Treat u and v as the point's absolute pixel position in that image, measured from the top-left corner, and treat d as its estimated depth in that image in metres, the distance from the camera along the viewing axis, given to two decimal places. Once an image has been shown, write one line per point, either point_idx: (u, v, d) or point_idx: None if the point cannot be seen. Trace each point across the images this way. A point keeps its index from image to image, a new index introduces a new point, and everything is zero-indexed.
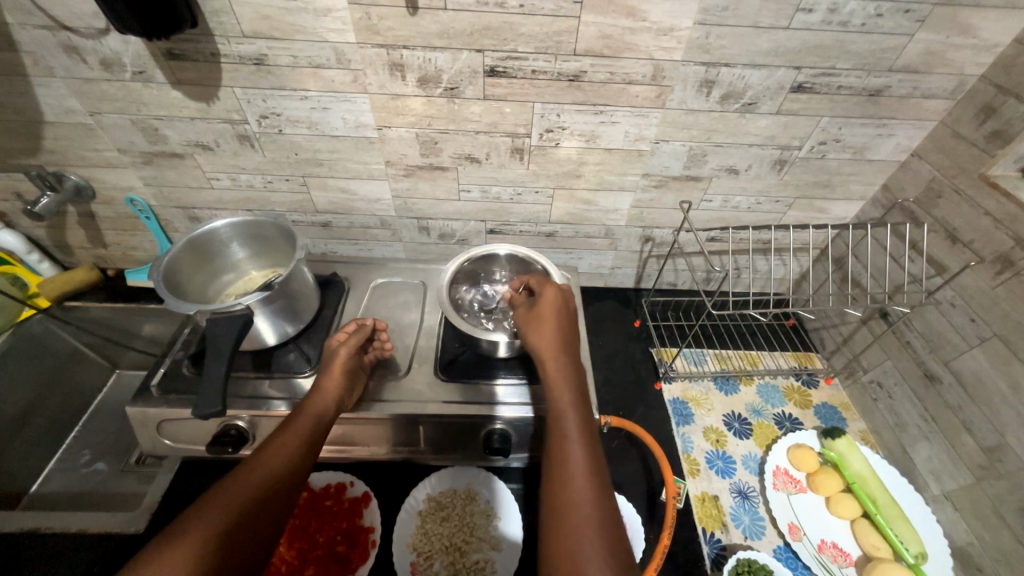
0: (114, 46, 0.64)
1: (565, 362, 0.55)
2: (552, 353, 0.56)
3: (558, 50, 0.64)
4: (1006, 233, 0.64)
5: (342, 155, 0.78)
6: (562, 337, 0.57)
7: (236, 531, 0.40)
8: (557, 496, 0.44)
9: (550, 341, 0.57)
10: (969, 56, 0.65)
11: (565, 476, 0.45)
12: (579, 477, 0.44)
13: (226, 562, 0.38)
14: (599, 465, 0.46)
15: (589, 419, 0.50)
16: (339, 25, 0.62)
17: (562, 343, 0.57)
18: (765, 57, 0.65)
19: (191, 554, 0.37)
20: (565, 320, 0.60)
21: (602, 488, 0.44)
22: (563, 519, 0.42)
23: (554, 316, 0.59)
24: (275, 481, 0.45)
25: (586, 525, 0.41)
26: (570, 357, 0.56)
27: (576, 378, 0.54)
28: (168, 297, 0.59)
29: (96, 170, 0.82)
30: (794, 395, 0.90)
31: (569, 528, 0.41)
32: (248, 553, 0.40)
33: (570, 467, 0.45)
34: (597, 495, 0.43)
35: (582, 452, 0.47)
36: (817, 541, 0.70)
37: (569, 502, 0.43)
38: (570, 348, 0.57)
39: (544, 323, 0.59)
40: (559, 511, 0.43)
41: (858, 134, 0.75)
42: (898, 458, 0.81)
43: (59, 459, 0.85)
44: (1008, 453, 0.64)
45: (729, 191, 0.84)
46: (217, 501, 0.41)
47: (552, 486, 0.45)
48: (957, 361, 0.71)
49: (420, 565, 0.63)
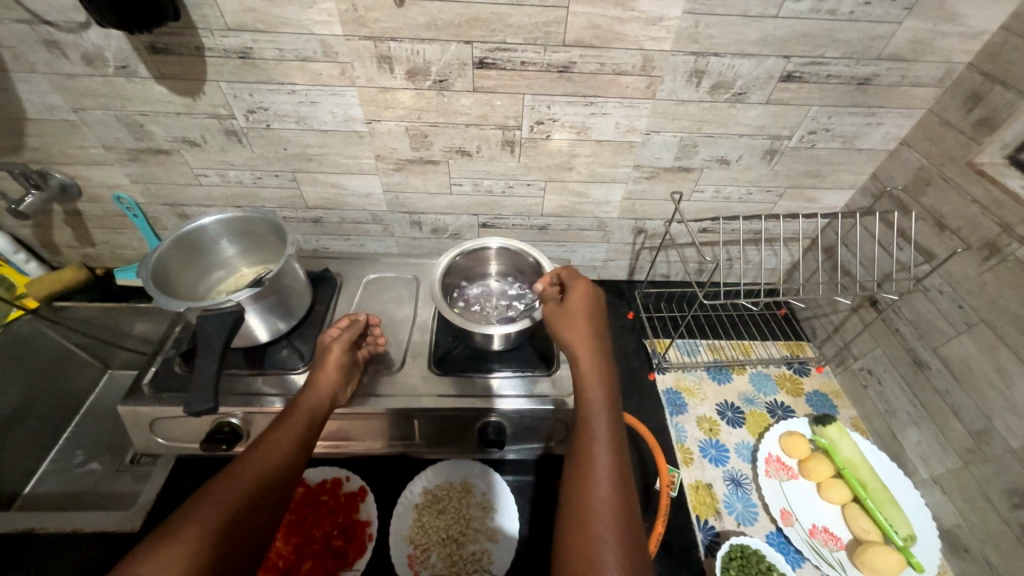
0: (94, 40, 0.63)
1: (597, 362, 0.54)
2: (585, 352, 0.54)
3: (547, 41, 0.64)
4: (993, 220, 0.65)
5: (332, 150, 0.78)
6: (595, 335, 0.56)
7: (238, 534, 0.40)
8: (579, 496, 0.43)
9: (582, 338, 0.56)
10: (956, 44, 0.65)
11: (589, 475, 0.44)
12: (604, 481, 0.44)
13: (224, 561, 0.38)
14: (624, 469, 0.46)
15: (615, 418, 0.49)
16: (325, 17, 0.61)
17: (596, 342, 0.56)
18: (755, 47, 0.65)
19: (187, 551, 0.36)
20: (596, 316, 0.59)
21: (624, 491, 0.44)
22: (582, 521, 0.42)
23: (585, 315, 0.58)
24: (278, 482, 0.45)
25: (609, 534, 0.41)
26: (602, 356, 0.55)
27: (607, 377, 0.53)
28: (157, 295, 0.58)
29: (81, 167, 0.81)
30: (786, 383, 0.91)
31: (590, 533, 0.41)
32: (244, 552, 0.40)
33: (594, 470, 0.45)
34: (616, 499, 0.43)
35: (609, 455, 0.46)
36: (809, 526, 0.71)
37: (592, 504, 0.42)
38: (603, 348, 0.56)
39: (577, 317, 0.58)
40: (579, 514, 0.42)
41: (848, 122, 0.75)
42: (887, 443, 0.82)
43: (52, 461, 0.84)
44: (995, 437, 0.65)
45: (720, 182, 0.84)
46: (220, 496, 0.41)
47: (574, 488, 0.44)
48: (945, 348, 0.72)
49: (416, 558, 0.63)
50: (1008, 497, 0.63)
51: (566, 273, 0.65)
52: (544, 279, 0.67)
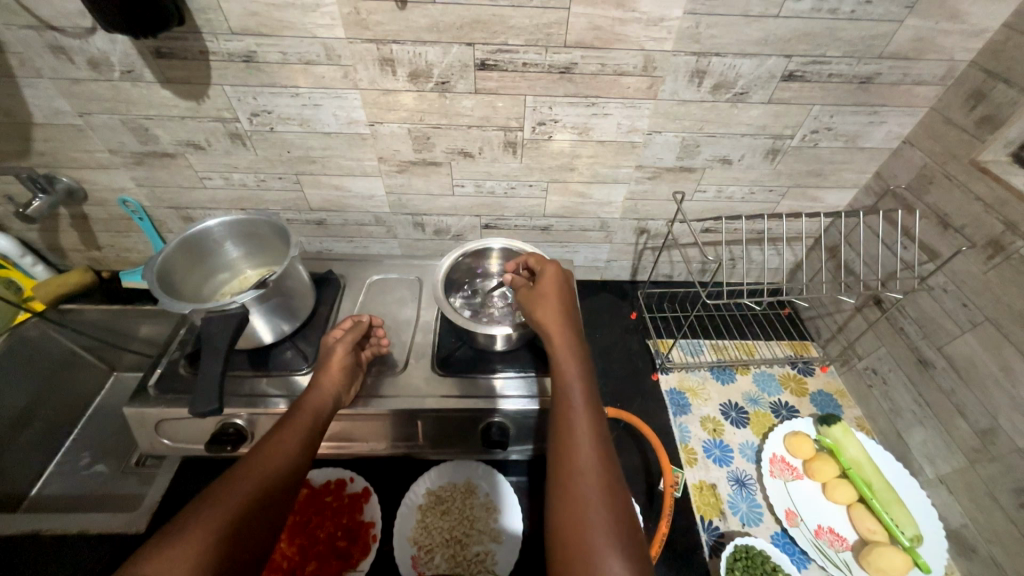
0: (100, 45, 0.64)
1: (570, 340, 0.55)
2: (557, 330, 0.55)
3: (548, 42, 0.64)
4: (997, 218, 0.65)
5: (335, 153, 0.78)
6: (567, 320, 0.57)
7: (241, 522, 0.41)
8: (563, 467, 0.44)
9: (555, 322, 0.56)
10: (959, 42, 0.65)
11: (571, 446, 0.45)
12: (590, 459, 0.44)
13: (229, 549, 0.39)
14: (605, 438, 0.46)
15: (594, 395, 0.50)
16: (328, 20, 0.61)
17: (567, 321, 0.57)
18: (756, 46, 0.65)
19: (194, 547, 0.37)
20: (566, 296, 0.60)
21: (609, 460, 0.44)
22: (568, 497, 0.42)
23: (556, 295, 0.59)
24: (273, 476, 0.45)
25: (595, 497, 0.41)
26: (576, 339, 0.55)
27: (583, 361, 0.53)
28: (161, 297, 0.58)
29: (88, 171, 0.82)
30: (790, 383, 0.91)
31: (577, 501, 0.41)
32: (252, 537, 0.41)
33: (577, 443, 0.45)
34: (600, 465, 0.43)
35: (588, 424, 0.47)
36: (815, 527, 0.71)
37: (576, 472, 0.43)
38: (575, 332, 0.56)
39: (547, 298, 0.59)
40: (564, 484, 0.43)
41: (850, 121, 0.75)
42: (892, 442, 0.82)
43: (59, 462, 0.85)
44: (1001, 436, 0.65)
45: (722, 182, 0.84)
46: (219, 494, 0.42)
47: (559, 461, 0.45)
48: (950, 346, 0.71)
49: (420, 559, 0.63)
50: (1015, 496, 0.63)
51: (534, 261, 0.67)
52: (511, 268, 0.71)
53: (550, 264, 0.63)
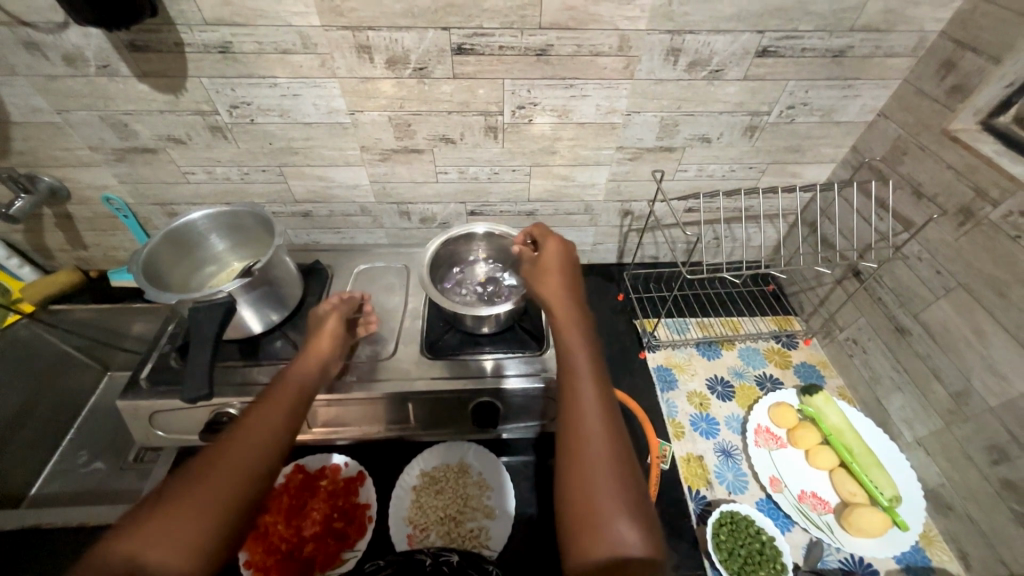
0: (75, 40, 0.64)
1: (573, 310, 0.55)
2: (559, 301, 0.56)
3: (523, 24, 0.64)
4: (967, 185, 0.66)
5: (317, 143, 0.78)
6: (570, 292, 0.58)
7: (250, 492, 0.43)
8: (570, 430, 0.45)
9: (558, 294, 0.57)
10: (928, 12, 0.66)
11: (578, 410, 0.46)
12: (597, 423, 0.45)
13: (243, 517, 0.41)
14: (609, 401, 0.47)
15: (598, 361, 0.51)
16: (301, 9, 0.62)
17: (569, 292, 0.58)
18: (729, 22, 0.66)
19: (210, 516, 0.40)
20: (566, 267, 0.61)
21: (614, 423, 0.46)
22: (578, 458, 0.43)
23: (557, 267, 0.61)
24: (279, 446, 0.47)
25: (603, 459, 0.43)
26: (579, 308, 0.56)
27: (586, 328, 0.54)
28: (147, 289, 0.59)
29: (69, 170, 0.82)
30: (774, 356, 0.93)
31: (585, 462, 0.43)
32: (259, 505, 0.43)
33: (584, 408, 0.46)
34: (606, 428, 0.45)
35: (594, 389, 0.48)
36: (798, 492, 0.73)
37: (584, 434, 0.44)
38: (579, 303, 0.57)
39: (549, 271, 0.60)
40: (574, 446, 0.44)
41: (824, 96, 0.76)
42: (873, 409, 0.84)
43: (56, 462, 0.86)
44: (974, 397, 0.67)
45: (702, 160, 0.85)
46: (226, 461, 0.43)
47: (568, 424, 0.46)
48: (925, 313, 0.73)
49: (415, 537, 0.65)
50: (987, 454, 0.65)
51: (537, 232, 0.67)
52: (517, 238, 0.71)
53: (550, 239, 0.64)
